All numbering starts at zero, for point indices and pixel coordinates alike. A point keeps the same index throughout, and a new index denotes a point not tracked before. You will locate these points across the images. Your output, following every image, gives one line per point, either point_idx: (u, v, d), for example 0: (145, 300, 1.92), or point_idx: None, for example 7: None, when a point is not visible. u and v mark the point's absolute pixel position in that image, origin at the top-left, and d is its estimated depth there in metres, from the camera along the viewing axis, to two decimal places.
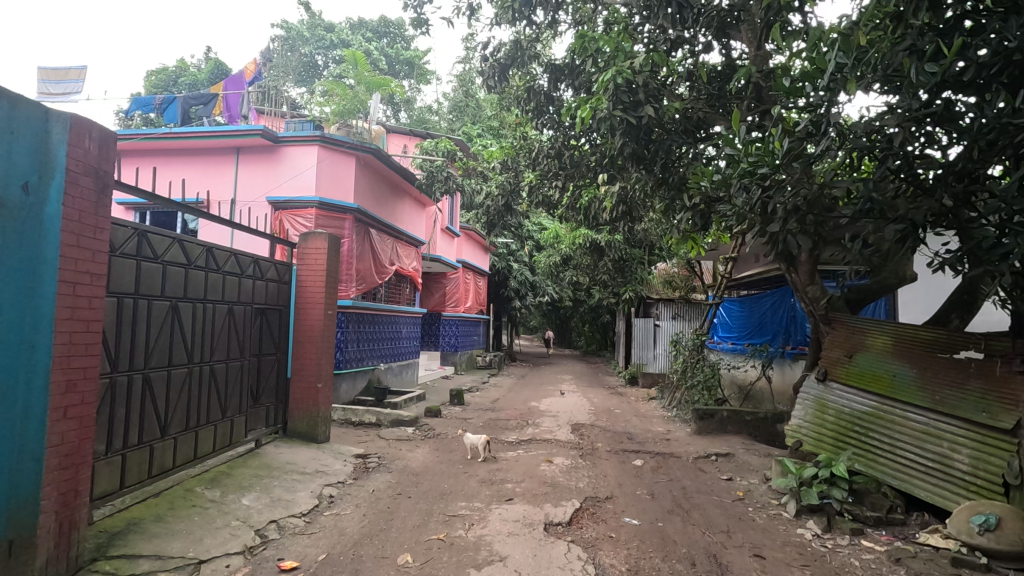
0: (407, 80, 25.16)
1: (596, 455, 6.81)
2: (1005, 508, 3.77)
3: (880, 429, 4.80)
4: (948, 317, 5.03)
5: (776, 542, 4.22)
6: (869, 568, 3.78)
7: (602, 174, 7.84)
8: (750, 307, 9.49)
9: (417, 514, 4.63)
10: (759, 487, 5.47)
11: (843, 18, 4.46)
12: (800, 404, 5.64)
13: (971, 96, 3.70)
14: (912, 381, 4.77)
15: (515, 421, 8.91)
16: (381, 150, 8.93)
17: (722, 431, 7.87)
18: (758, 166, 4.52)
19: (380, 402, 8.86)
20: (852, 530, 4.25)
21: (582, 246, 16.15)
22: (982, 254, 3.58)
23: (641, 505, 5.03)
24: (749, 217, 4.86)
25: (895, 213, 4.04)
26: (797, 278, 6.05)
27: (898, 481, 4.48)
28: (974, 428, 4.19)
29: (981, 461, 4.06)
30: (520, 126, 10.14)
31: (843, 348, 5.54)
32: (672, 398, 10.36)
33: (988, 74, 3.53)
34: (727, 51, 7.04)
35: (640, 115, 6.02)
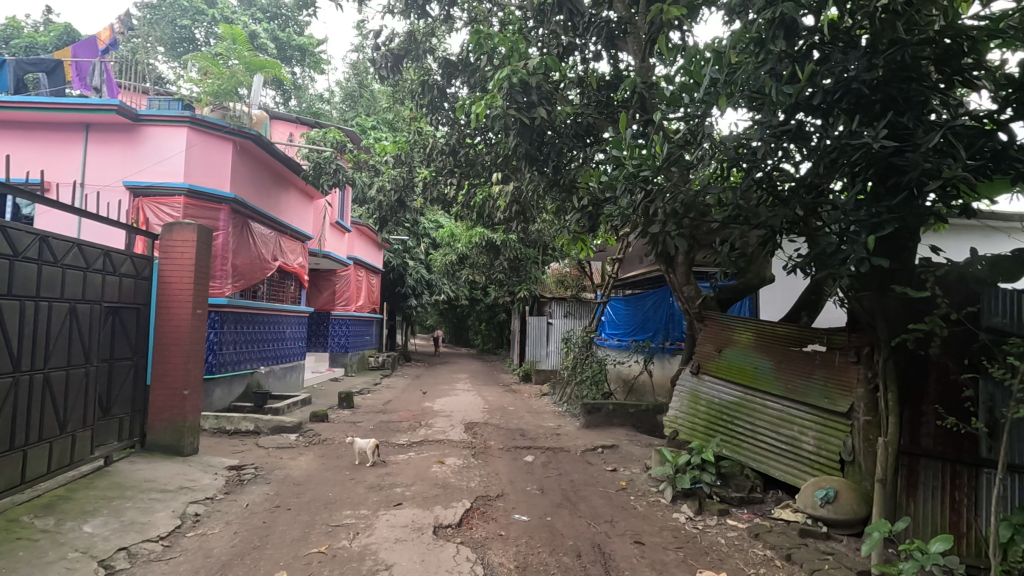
0: (297, 66, 23.75)
1: (488, 454, 6.82)
2: (841, 482, 4.32)
3: (744, 417, 5.26)
4: (798, 314, 5.61)
5: (655, 528, 4.48)
6: (733, 544, 4.14)
7: (497, 173, 7.87)
8: (634, 305, 10.04)
9: (297, 527, 4.32)
10: (640, 476, 5.79)
11: (716, 38, 4.87)
12: (677, 396, 6.04)
13: (818, 119, 4.15)
14: (770, 372, 5.25)
15: (407, 423, 8.69)
16: (262, 137, 8.26)
17: (608, 424, 8.25)
18: (641, 169, 4.82)
19: (259, 408, 8.21)
20: (719, 511, 4.65)
21: (477, 245, 16.25)
22: (826, 259, 4.01)
23: (531, 501, 5.11)
24: (632, 218, 5.12)
25: (757, 220, 4.44)
26: (675, 279, 6.47)
27: (759, 464, 4.96)
28: (819, 412, 4.72)
29: (823, 443, 4.60)
30: (414, 121, 9.92)
31: (714, 343, 5.97)
32: (562, 394, 10.68)
33: (832, 100, 3.99)
34: (615, 61, 7.37)
35: (533, 116, 6.17)
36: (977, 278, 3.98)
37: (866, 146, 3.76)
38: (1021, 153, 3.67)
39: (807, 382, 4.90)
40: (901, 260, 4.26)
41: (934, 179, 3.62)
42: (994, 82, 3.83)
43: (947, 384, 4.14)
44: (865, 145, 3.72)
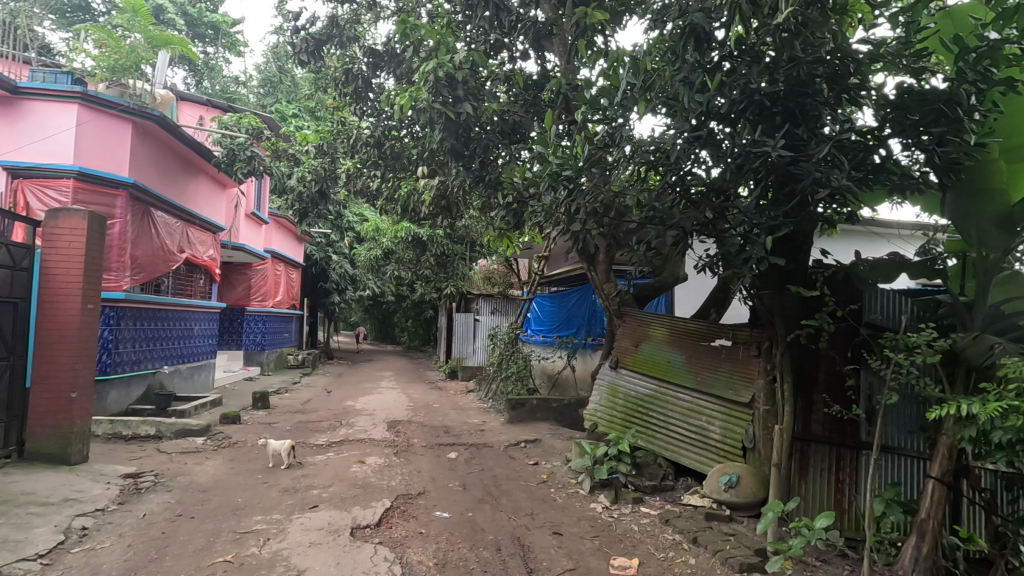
0: (210, 45, 22.16)
1: (411, 452, 6.73)
2: (742, 467, 4.64)
3: (658, 408, 5.53)
4: (708, 311, 5.95)
5: (573, 518, 4.61)
6: (645, 530, 4.34)
7: (422, 167, 7.77)
8: (558, 302, 10.27)
9: (202, 535, 4.06)
10: (561, 469, 5.93)
11: (636, 45, 5.07)
12: (596, 390, 6.24)
13: (728, 127, 4.42)
14: (681, 365, 5.53)
15: (327, 423, 8.40)
16: (166, 119, 7.65)
17: (532, 418, 8.37)
18: (563, 168, 4.92)
19: (162, 411, 7.63)
20: (633, 499, 4.86)
21: (403, 240, 15.97)
22: (732, 259, 4.30)
23: (453, 497, 5.10)
24: (555, 216, 5.23)
25: (671, 221, 4.71)
26: (596, 277, 6.67)
27: (671, 453, 5.24)
28: (724, 403, 5.04)
29: (728, 431, 4.92)
30: (338, 110, 9.57)
31: (632, 338, 6.19)
32: (487, 390, 10.73)
33: (738, 110, 4.26)
34: (542, 61, 7.46)
35: (459, 111, 6.16)
36: (859, 278, 4.39)
37: (765, 155, 4.06)
38: (896, 166, 4.10)
39: (714, 374, 5.21)
40: (796, 261, 4.62)
41: (824, 187, 3.96)
42: (875, 102, 4.24)
43: (833, 374, 4.54)
44: (765, 154, 4.01)
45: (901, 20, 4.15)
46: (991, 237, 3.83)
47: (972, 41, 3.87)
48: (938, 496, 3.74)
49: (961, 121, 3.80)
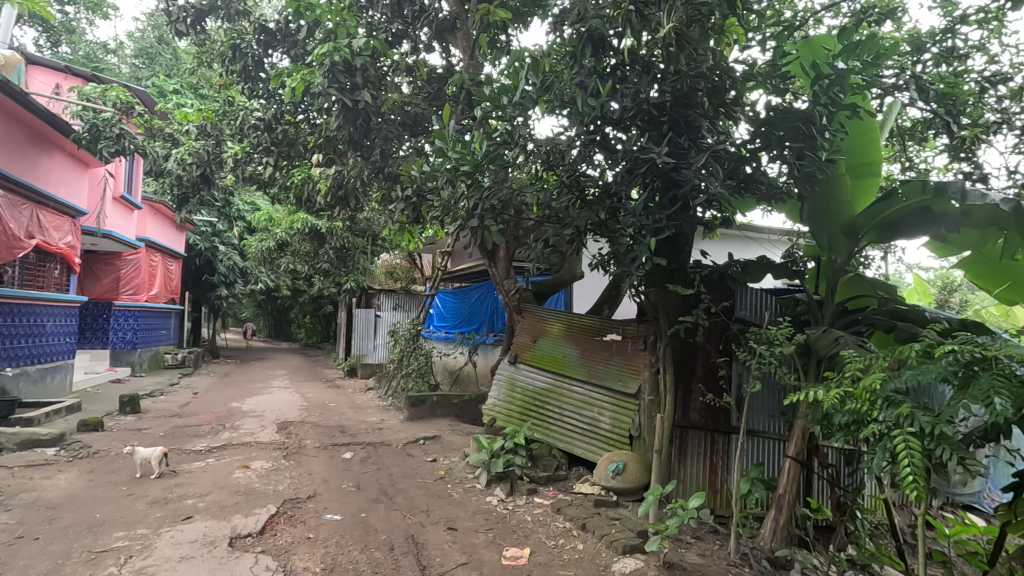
0: (71, 5, 19.57)
1: (302, 454, 6.41)
2: (629, 454, 4.94)
3: (553, 401, 5.71)
4: (601, 307, 6.22)
5: (468, 513, 4.64)
6: (538, 520, 4.47)
7: (318, 156, 7.41)
8: (460, 298, 10.28)
9: (47, 558, 3.59)
10: (458, 464, 5.93)
11: (537, 46, 5.17)
12: (495, 385, 6.30)
13: (621, 131, 4.64)
14: (575, 359, 5.73)
15: (208, 426, 7.76)
16: (11, 84, 6.65)
17: (432, 415, 8.30)
18: (461, 164, 4.93)
19: (2, 420, 6.64)
20: (528, 490, 4.98)
21: (300, 232, 15.21)
22: (622, 257, 4.53)
23: (345, 498, 4.92)
24: (454, 212, 5.23)
25: (567, 219, 4.88)
26: (496, 273, 6.73)
27: (564, 444, 5.44)
28: (614, 394, 5.31)
29: (617, 421, 5.20)
30: (224, 89, 8.85)
31: (529, 333, 6.30)
32: (387, 387, 10.48)
33: (629, 116, 4.51)
34: (447, 55, 7.41)
35: (357, 98, 5.95)
36: (732, 278, 4.80)
37: (651, 161, 4.32)
38: (763, 177, 4.53)
39: (605, 367, 5.46)
40: (678, 261, 4.96)
41: (702, 193, 4.28)
42: (748, 117, 4.65)
43: (709, 366, 4.92)
44: (650, 159, 4.28)
45: (769, 45, 4.60)
46: (838, 243, 4.43)
47: (825, 68, 4.34)
48: (793, 472, 4.18)
49: (814, 139, 4.25)
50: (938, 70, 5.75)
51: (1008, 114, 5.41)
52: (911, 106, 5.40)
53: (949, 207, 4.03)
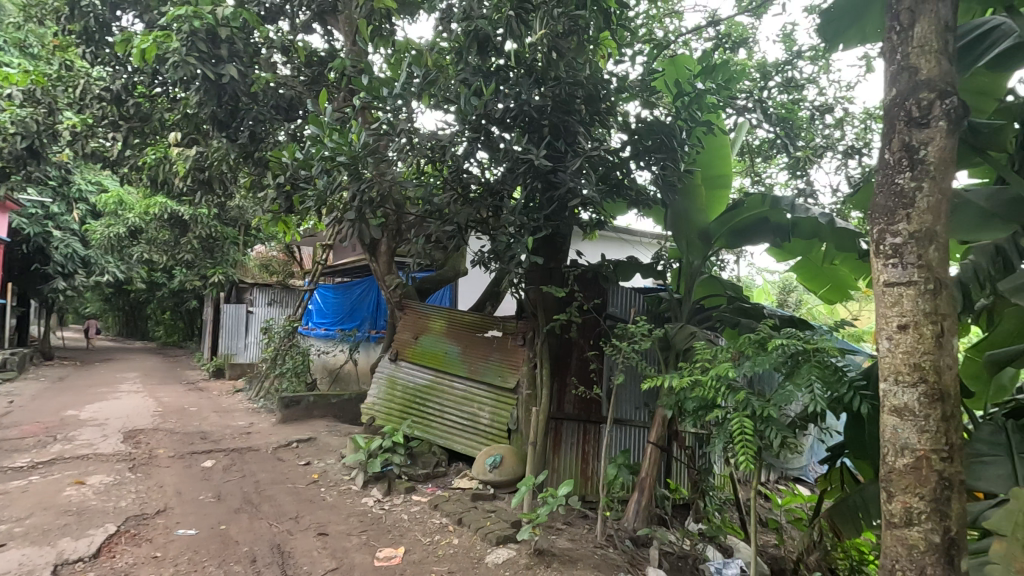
0: None
1: (152, 465, 5.76)
2: (507, 448, 5.07)
3: (434, 398, 5.68)
4: (484, 304, 6.29)
5: (341, 516, 4.46)
6: (415, 518, 4.42)
7: (177, 134, 6.68)
8: (342, 293, 9.91)
9: None
10: (333, 466, 5.67)
11: (421, 38, 5.09)
12: (375, 383, 6.12)
13: (503, 131, 4.71)
14: (456, 356, 5.74)
15: (33, 439, 6.71)
16: None
17: (307, 416, 7.87)
18: (337, 153, 4.71)
19: None
20: (405, 489, 4.91)
21: (157, 218, 13.66)
22: (502, 255, 4.61)
23: (202, 510, 4.52)
24: (330, 202, 4.98)
25: (448, 216, 4.86)
26: (378, 268, 6.50)
27: (444, 441, 5.45)
28: (493, 389, 5.41)
29: (496, 416, 5.31)
30: (59, 49, 7.67)
31: (411, 330, 6.17)
32: (258, 388, 9.75)
33: (511, 117, 4.60)
34: (329, 38, 7.06)
35: (221, 73, 5.46)
36: (605, 277, 5.09)
37: (530, 162, 4.44)
38: (632, 184, 4.87)
39: (485, 364, 5.55)
40: (555, 260, 5.17)
41: (576, 196, 4.49)
42: (621, 126, 4.95)
43: (582, 360, 5.18)
44: (529, 160, 4.41)
45: (640, 60, 4.94)
46: (695, 247, 4.87)
47: (686, 87, 4.77)
48: (654, 457, 4.54)
49: (675, 151, 4.64)
50: (781, 97, 6.53)
51: (832, 140, 6.27)
52: (758, 127, 6.07)
53: (783, 218, 4.60)
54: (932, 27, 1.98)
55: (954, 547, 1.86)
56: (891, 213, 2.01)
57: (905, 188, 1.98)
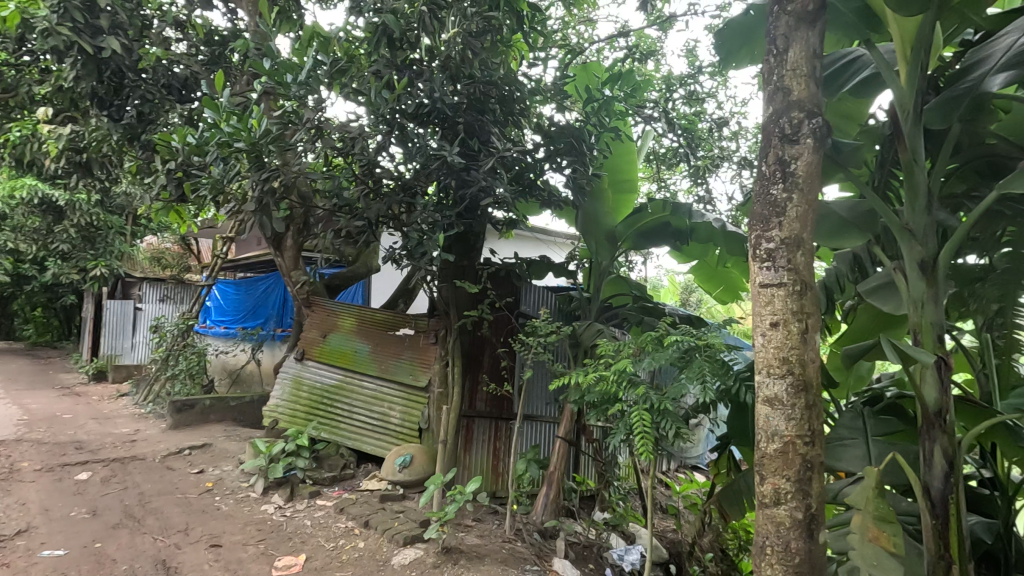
0: None
1: (13, 480, 5.11)
2: (417, 447, 5.03)
3: (342, 398, 5.48)
4: (396, 302, 6.18)
5: (237, 525, 4.21)
6: (319, 523, 4.26)
7: (48, 109, 5.96)
8: (245, 289, 9.41)
9: None
10: (231, 473, 5.32)
11: (331, 25, 4.89)
12: (279, 384, 5.75)
13: (416, 126, 4.62)
14: (367, 355, 5.59)
15: None
16: None
17: (203, 421, 7.33)
18: (234, 140, 4.41)
19: None
20: (309, 493, 4.71)
21: (25, 203, 12.14)
22: (414, 252, 4.53)
23: (74, 528, 4.08)
24: (227, 192, 4.66)
25: (357, 210, 4.71)
26: (283, 263, 6.16)
27: (352, 442, 5.28)
28: (404, 387, 5.36)
29: (407, 415, 5.25)
30: None
31: (318, 327, 5.87)
32: (147, 392, 8.94)
33: (423, 113, 4.54)
34: (232, 17, 6.61)
35: (102, 45, 4.94)
36: (517, 275, 5.18)
37: (443, 159, 4.42)
38: (544, 185, 5.00)
39: (396, 362, 5.47)
40: (468, 258, 5.20)
41: (489, 195, 4.53)
42: (534, 128, 5.05)
43: (494, 357, 5.23)
44: (442, 158, 4.40)
45: (552, 65, 5.07)
46: (603, 248, 5.10)
47: (596, 95, 4.98)
48: (563, 451, 4.68)
49: (585, 155, 4.82)
50: (685, 109, 6.93)
51: (729, 151, 6.75)
52: (664, 136, 6.42)
53: (683, 224, 4.89)
54: (802, 53, 2.17)
55: (813, 521, 1.99)
56: (767, 220, 2.18)
57: (778, 198, 2.16)
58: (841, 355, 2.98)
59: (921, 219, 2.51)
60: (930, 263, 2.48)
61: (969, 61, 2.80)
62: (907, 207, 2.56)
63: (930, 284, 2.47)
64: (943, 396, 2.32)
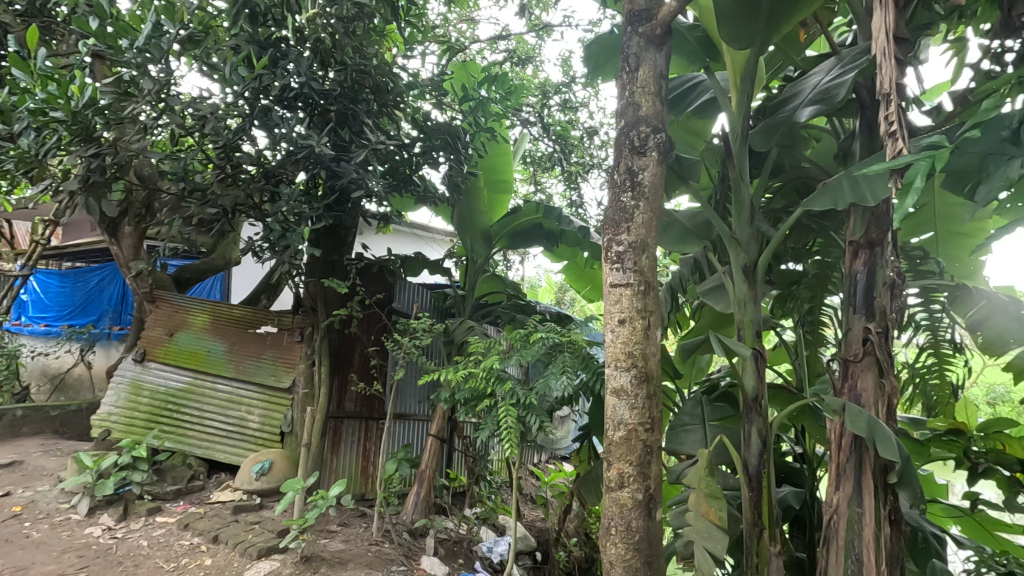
0: None
1: None
2: (277, 452, 4.72)
3: (190, 403, 4.95)
4: (258, 298, 5.73)
5: (52, 554, 3.65)
6: (158, 543, 3.82)
7: None
8: (72, 281, 8.17)
9: None
10: (46, 494, 4.58)
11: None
12: (112, 390, 4.97)
13: (280, 109, 4.32)
14: (221, 355, 5.12)
15: None
16: None
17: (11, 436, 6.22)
18: (53, 108, 3.80)
19: None
20: (147, 510, 4.21)
21: None
22: (275, 243, 4.21)
23: None
24: (44, 168, 4.00)
25: (211, 197, 4.30)
26: (120, 253, 5.42)
27: (202, 450, 4.81)
28: (264, 389, 5.00)
29: (268, 418, 4.91)
30: None
31: (164, 325, 5.23)
32: None
33: (288, 97, 4.25)
34: None
35: None
36: (390, 272, 5.06)
37: (310, 149, 4.18)
38: (420, 180, 4.93)
39: (255, 362, 5.08)
40: (338, 252, 4.99)
41: (360, 188, 4.37)
42: (410, 121, 4.95)
43: (364, 356, 5.07)
44: (308, 148, 4.15)
45: (429, 59, 5.00)
46: (478, 246, 5.17)
47: (472, 94, 5.00)
48: (434, 449, 4.66)
49: (460, 153, 4.83)
50: (560, 116, 7.21)
51: (599, 159, 7.14)
52: (540, 140, 6.62)
53: (553, 226, 5.10)
54: (650, 73, 2.37)
55: (652, 501, 2.18)
56: (617, 225, 2.35)
57: (626, 205, 2.34)
58: (677, 349, 3.35)
59: (746, 230, 2.86)
60: (752, 268, 2.84)
61: (786, 93, 3.21)
62: (735, 219, 2.91)
63: (751, 286, 2.83)
64: (759, 383, 2.67)
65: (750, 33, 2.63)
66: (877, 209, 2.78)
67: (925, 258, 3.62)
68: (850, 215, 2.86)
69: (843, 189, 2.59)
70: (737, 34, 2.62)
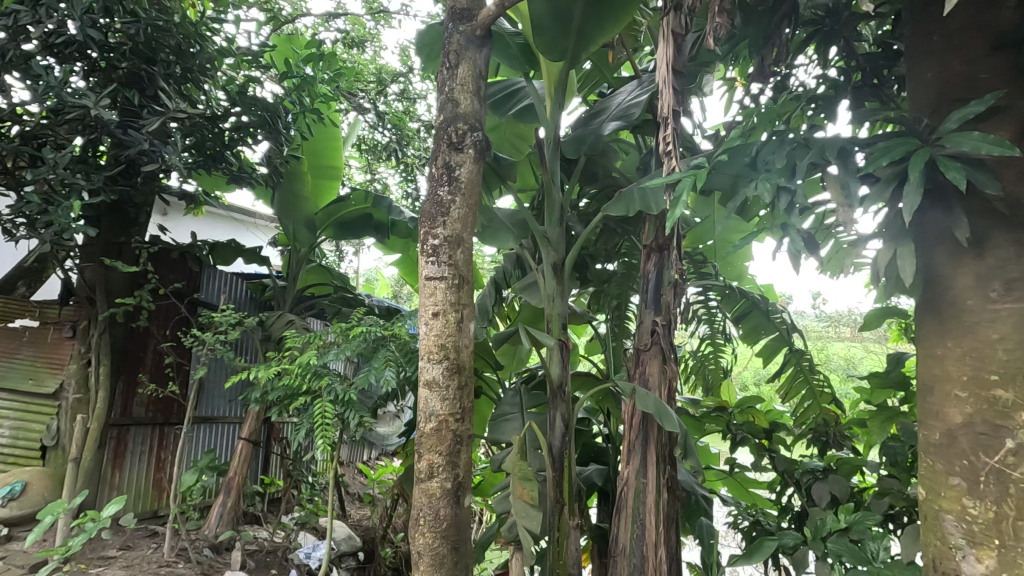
0: None
1: None
2: (35, 471, 3.92)
3: None
4: (13, 284, 4.69)
5: None
6: None
7: None
8: None
9: None
10: None
11: None
12: None
13: (48, 58, 3.59)
14: None
15: None
16: None
17: None
18: None
19: None
20: None
21: None
22: (34, 219, 3.41)
23: None
24: None
25: None
26: None
27: None
28: (18, 397, 4.07)
29: (21, 432, 3.99)
30: None
31: None
32: None
33: (59, 44, 3.53)
34: None
35: None
36: (195, 259, 4.51)
37: (86, 110, 3.50)
38: (233, 159, 4.35)
39: (7, 365, 4.17)
40: (126, 233, 4.32)
41: (153, 161, 3.79)
42: (222, 91, 4.40)
43: (159, 354, 4.45)
44: (82, 109, 3.47)
45: (245, 24, 4.50)
46: (301, 234, 4.86)
47: (296, 70, 4.62)
48: (245, 453, 4.26)
49: (281, 133, 4.40)
50: (397, 106, 7.05)
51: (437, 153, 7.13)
52: (375, 128, 6.40)
53: (383, 218, 4.99)
54: (470, 71, 2.42)
55: (460, 489, 2.24)
56: (434, 218, 2.37)
57: (443, 199, 2.36)
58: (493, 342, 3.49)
59: (556, 230, 3.09)
60: (561, 266, 3.08)
61: (597, 107, 3.51)
62: (548, 219, 3.12)
63: (559, 281, 3.06)
64: (564, 372, 2.91)
65: (562, 48, 2.85)
66: (665, 218, 3.19)
67: (705, 262, 4.26)
68: (646, 222, 3.24)
69: (633, 197, 2.94)
70: (551, 47, 2.84)
